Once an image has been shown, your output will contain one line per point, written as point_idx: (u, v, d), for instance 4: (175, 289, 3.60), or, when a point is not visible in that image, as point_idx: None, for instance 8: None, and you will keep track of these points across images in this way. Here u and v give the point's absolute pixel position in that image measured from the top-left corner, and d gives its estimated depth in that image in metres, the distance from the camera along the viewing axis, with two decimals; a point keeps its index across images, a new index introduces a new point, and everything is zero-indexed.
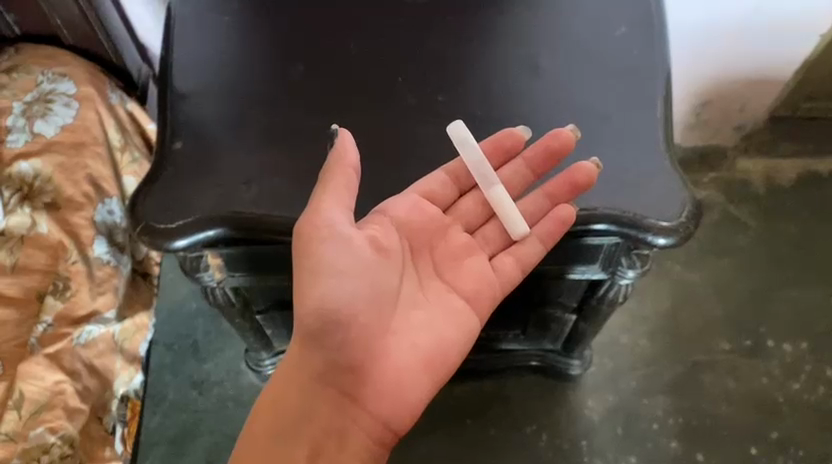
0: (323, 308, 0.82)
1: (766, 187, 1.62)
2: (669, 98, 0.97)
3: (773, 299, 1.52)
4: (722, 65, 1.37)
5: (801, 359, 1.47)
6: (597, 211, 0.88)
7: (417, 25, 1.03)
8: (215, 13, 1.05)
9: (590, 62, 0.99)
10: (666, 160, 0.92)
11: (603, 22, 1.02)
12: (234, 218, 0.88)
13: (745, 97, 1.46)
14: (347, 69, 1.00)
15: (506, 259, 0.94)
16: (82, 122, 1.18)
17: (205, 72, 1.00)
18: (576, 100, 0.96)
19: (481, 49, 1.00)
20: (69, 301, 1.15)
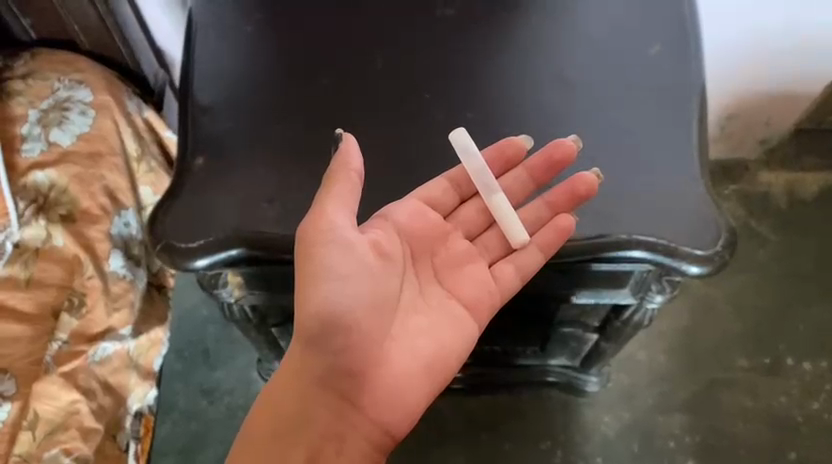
0: (323, 313, 0.83)
1: (787, 202, 1.56)
2: (704, 118, 0.97)
3: (793, 316, 1.49)
4: (747, 78, 1.35)
5: (820, 378, 1.44)
6: (631, 237, 0.87)
7: (436, 37, 1.02)
8: (235, 25, 1.05)
9: (623, 80, 0.98)
10: (701, 185, 0.92)
11: (639, 40, 1.01)
12: (255, 238, 0.88)
13: (769, 112, 1.45)
14: (365, 83, 0.99)
15: (506, 270, 0.93)
16: (99, 132, 1.17)
17: (224, 86, 1.00)
18: (606, 118, 0.95)
19: (502, 67, 0.99)
20: (85, 318, 1.13)
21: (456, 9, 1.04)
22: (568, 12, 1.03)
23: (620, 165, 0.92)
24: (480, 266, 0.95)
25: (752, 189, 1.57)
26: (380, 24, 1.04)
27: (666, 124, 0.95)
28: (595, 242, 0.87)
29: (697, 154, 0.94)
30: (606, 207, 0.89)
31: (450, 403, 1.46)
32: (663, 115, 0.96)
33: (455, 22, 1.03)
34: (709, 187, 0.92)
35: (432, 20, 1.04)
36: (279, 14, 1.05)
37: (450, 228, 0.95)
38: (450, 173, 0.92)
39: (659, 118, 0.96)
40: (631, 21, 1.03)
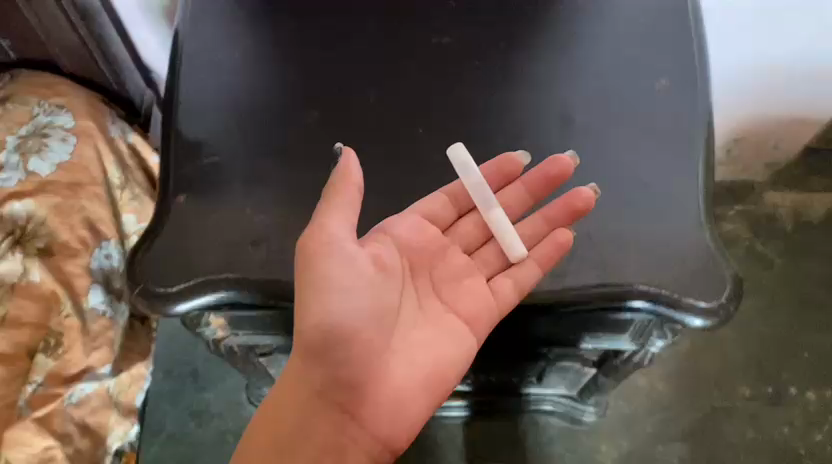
0: (322, 323, 0.76)
1: (793, 223, 1.52)
2: (709, 163, 0.88)
3: (798, 344, 1.43)
4: (754, 101, 1.32)
5: (825, 409, 1.38)
6: (633, 287, 0.79)
7: (423, 36, 0.97)
8: (221, 39, 0.98)
9: (625, 120, 0.90)
10: (704, 234, 0.83)
11: (643, 75, 0.93)
12: (248, 280, 0.80)
13: (777, 135, 1.41)
14: (347, 81, 0.94)
15: (504, 282, 0.84)
16: (80, 161, 1.14)
17: (206, 105, 0.93)
18: (607, 158, 0.87)
19: (508, 96, 0.92)
20: (61, 359, 1.12)
21: (458, 33, 0.97)
22: (571, 35, 0.96)
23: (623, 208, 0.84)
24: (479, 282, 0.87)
25: (758, 209, 1.53)
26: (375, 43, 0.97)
27: (670, 166, 0.87)
28: (593, 294, 0.79)
29: (700, 204, 0.85)
30: (605, 254, 0.81)
31: (443, 425, 1.41)
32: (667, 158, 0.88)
33: (456, 47, 0.96)
34: (714, 240, 0.83)
35: (431, 43, 0.97)
36: (269, 31, 0.98)
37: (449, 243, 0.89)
38: (450, 185, 0.86)
39: (663, 158, 0.88)
40: (635, 49, 0.95)
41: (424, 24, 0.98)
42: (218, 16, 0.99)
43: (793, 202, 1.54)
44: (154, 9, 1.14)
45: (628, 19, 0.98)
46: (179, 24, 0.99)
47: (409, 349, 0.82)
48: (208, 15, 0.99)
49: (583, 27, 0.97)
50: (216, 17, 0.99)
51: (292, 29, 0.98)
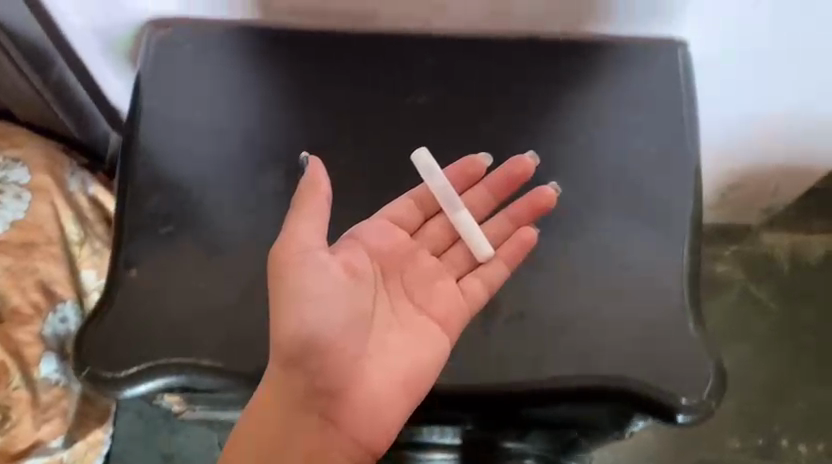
0: (296, 329, 0.64)
1: (790, 264, 1.37)
2: (700, 209, 0.77)
3: (790, 392, 1.29)
4: (749, 153, 1.04)
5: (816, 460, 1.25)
6: (595, 383, 0.70)
7: (362, 21, 0.84)
8: (183, 60, 0.82)
9: (613, 184, 0.77)
10: (689, 319, 0.72)
11: (634, 126, 0.79)
12: (210, 368, 0.69)
13: (773, 185, 1.15)
14: (276, 64, 0.81)
15: (472, 283, 0.72)
16: (35, 219, 0.91)
17: (177, 148, 0.78)
18: (586, 235, 0.75)
19: (462, 101, 0.80)
20: (6, 435, 0.93)
21: (436, 88, 0.81)
22: (546, 70, 0.81)
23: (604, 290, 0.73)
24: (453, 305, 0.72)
25: (755, 251, 1.36)
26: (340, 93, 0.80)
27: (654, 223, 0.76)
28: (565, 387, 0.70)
29: (685, 268, 0.74)
30: (583, 342, 0.71)
31: None
32: (653, 225, 0.76)
33: (432, 106, 0.80)
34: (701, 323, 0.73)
35: (402, 97, 0.80)
36: (253, 80, 0.81)
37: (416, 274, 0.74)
38: (414, 191, 0.75)
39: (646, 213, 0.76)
40: (616, 81, 0.82)
41: (397, 65, 0.82)
42: (193, 56, 0.82)
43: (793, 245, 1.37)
44: (118, 45, 0.87)
45: (609, 46, 0.83)
46: (142, 65, 0.82)
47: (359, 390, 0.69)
48: (179, 57, 0.82)
49: (562, 60, 0.82)
50: (192, 60, 0.82)
51: (275, 81, 0.81)
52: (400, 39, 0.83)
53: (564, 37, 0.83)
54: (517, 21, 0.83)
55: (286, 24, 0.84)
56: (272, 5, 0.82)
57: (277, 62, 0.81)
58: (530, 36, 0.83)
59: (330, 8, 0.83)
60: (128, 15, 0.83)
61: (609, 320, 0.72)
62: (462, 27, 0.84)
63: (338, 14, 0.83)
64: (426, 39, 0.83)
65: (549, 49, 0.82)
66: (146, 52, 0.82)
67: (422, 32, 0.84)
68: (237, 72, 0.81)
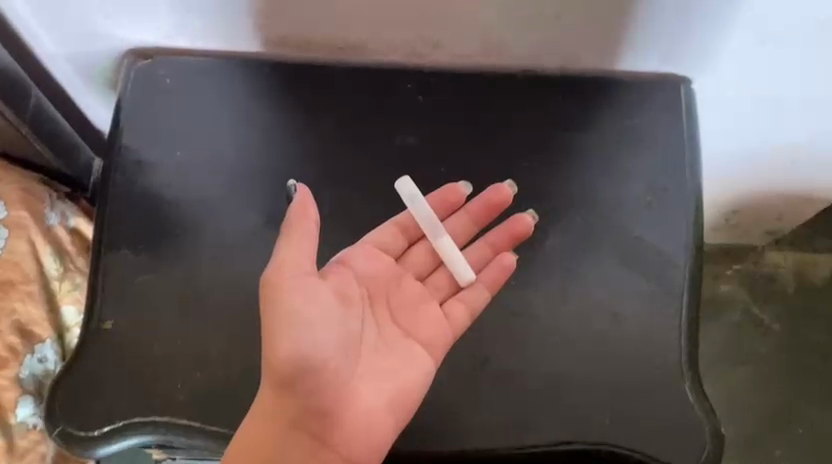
0: (292, 354, 0.58)
1: (795, 286, 1.33)
2: (700, 254, 0.73)
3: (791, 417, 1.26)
4: (754, 182, 1.00)
5: None
6: (589, 449, 0.67)
7: (347, 55, 0.79)
8: (162, 96, 0.78)
9: (608, 224, 0.73)
10: (686, 380, 0.69)
11: (632, 157, 0.76)
12: (188, 426, 0.66)
13: (780, 209, 1.11)
14: (256, 102, 0.77)
15: (454, 307, 0.69)
16: (10, 256, 0.80)
17: (161, 186, 0.75)
18: (577, 281, 0.71)
19: (449, 142, 0.76)
20: None
21: (422, 127, 0.77)
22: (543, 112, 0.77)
23: (598, 349, 0.69)
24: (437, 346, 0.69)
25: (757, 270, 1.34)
26: (324, 135, 0.76)
27: (656, 277, 0.72)
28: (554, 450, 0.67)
29: (684, 324, 0.71)
30: (575, 406, 0.68)
31: None
32: (649, 269, 0.72)
33: (421, 150, 0.76)
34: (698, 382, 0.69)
35: (389, 140, 0.76)
36: (239, 119, 0.77)
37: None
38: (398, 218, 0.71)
39: (647, 267, 0.72)
40: (614, 121, 0.77)
41: (383, 105, 0.78)
42: (178, 92, 0.78)
43: (796, 263, 1.34)
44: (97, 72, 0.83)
45: (609, 82, 0.78)
46: (122, 102, 0.77)
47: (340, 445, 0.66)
48: (162, 94, 0.78)
49: (558, 100, 0.77)
50: (176, 96, 0.78)
51: (261, 118, 0.77)
52: (387, 76, 0.78)
53: (562, 74, 0.79)
54: (513, 58, 0.78)
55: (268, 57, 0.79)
56: (248, 36, 0.77)
57: (261, 98, 0.77)
58: (525, 74, 0.78)
59: (314, 43, 0.77)
60: (104, 44, 0.78)
61: (602, 383, 0.68)
62: (455, 63, 0.79)
63: (322, 49, 0.78)
64: (415, 76, 0.78)
65: (545, 89, 0.78)
66: (126, 87, 0.78)
67: (411, 67, 0.79)
68: (220, 103, 0.77)
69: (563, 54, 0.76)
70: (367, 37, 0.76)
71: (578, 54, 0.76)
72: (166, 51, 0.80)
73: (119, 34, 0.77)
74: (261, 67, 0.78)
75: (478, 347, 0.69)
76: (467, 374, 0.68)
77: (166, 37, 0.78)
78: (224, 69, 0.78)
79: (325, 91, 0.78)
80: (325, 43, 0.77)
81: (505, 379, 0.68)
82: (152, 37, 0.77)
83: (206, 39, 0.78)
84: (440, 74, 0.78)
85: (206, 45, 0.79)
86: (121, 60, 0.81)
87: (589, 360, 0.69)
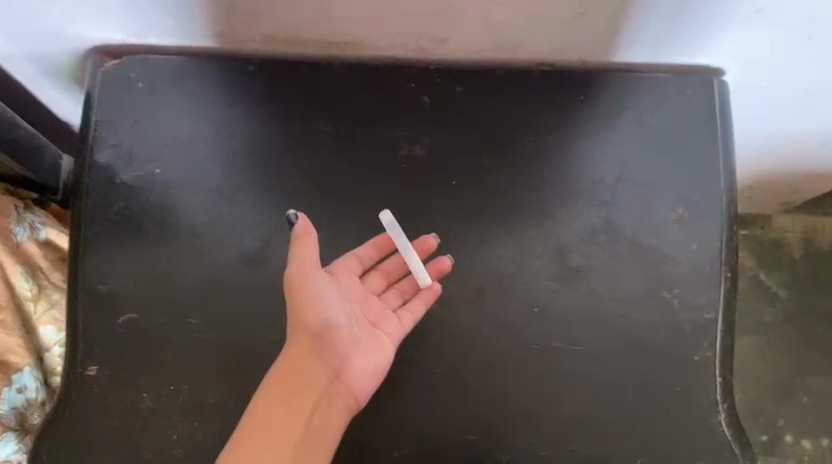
0: (317, 321, 0.59)
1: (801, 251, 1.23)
2: (734, 275, 0.67)
3: (796, 385, 1.18)
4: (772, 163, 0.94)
5: (820, 457, 1.15)
6: None
7: (341, 50, 0.69)
8: (132, 99, 0.68)
9: (635, 241, 0.67)
10: (720, 414, 0.65)
11: (660, 162, 0.69)
12: None
13: (798, 184, 1.03)
14: (241, 109, 0.69)
15: (404, 313, 0.64)
16: None
17: (139, 207, 0.67)
18: (604, 307, 0.66)
19: (461, 152, 0.68)
20: None
21: (429, 134, 0.69)
22: (562, 116, 0.69)
23: (626, 386, 0.65)
24: (453, 387, 0.65)
25: (763, 236, 1.24)
26: (320, 148, 0.68)
27: (686, 305, 0.66)
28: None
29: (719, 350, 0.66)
30: (605, 447, 0.64)
31: None
32: (681, 291, 0.67)
33: (430, 163, 0.68)
34: (734, 414, 0.65)
35: (393, 151, 0.68)
36: (226, 130, 0.68)
37: (412, 357, 0.65)
38: (354, 252, 0.65)
39: (677, 292, 0.66)
40: (638, 125, 0.69)
41: (384, 110, 0.69)
42: (155, 99, 0.69)
43: (805, 227, 1.24)
44: (57, 70, 0.72)
45: (633, 81, 0.69)
46: (93, 112, 0.68)
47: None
48: (136, 100, 0.68)
49: (577, 101, 0.69)
50: (154, 103, 0.69)
51: (248, 130, 0.68)
52: (387, 76, 0.69)
53: (583, 67, 0.70)
54: (528, 52, 0.69)
55: (250, 53, 0.70)
56: (226, 34, 0.67)
57: (248, 106, 0.69)
58: (540, 69, 0.70)
59: (303, 40, 0.68)
60: (65, 44, 0.68)
61: (633, 421, 0.64)
62: (463, 57, 0.70)
63: (313, 44, 0.69)
64: (418, 74, 0.70)
65: (563, 87, 0.69)
66: (96, 95, 0.68)
67: (415, 64, 0.70)
68: (198, 106, 0.68)
69: (584, 48, 0.68)
70: (365, 32, 0.66)
71: (600, 49, 0.68)
72: (137, 48, 0.70)
73: (81, 33, 0.66)
74: (244, 68, 0.69)
75: (499, 387, 0.65)
76: (488, 415, 0.64)
77: (135, 35, 0.68)
78: (205, 72, 0.69)
79: (318, 96, 0.69)
80: (316, 39, 0.68)
81: (531, 420, 0.64)
82: (120, 34, 0.67)
83: (176, 35, 0.68)
84: (446, 71, 0.70)
85: (182, 42, 0.69)
86: (86, 59, 0.70)
87: (619, 398, 0.65)
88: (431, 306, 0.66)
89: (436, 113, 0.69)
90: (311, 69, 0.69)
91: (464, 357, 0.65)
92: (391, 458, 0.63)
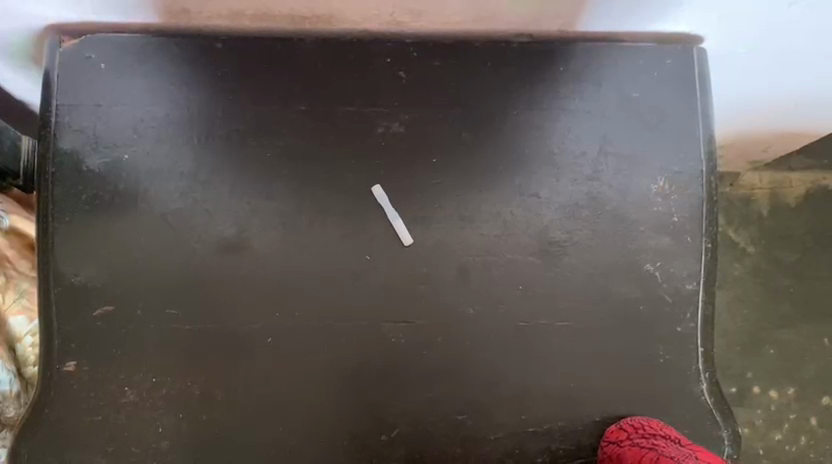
0: None
1: (770, 207, 1.25)
2: (715, 246, 0.68)
3: (763, 338, 1.21)
4: (746, 124, 0.94)
5: (786, 407, 1.19)
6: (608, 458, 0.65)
7: (312, 25, 0.67)
8: (94, 81, 0.65)
9: (617, 213, 0.67)
10: (703, 383, 0.66)
11: (639, 134, 0.68)
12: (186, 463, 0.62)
13: (769, 142, 1.04)
14: (210, 90, 0.66)
15: None
16: None
17: (109, 192, 0.64)
18: (588, 281, 0.66)
19: (441, 129, 0.67)
20: None
21: (407, 110, 0.67)
22: (543, 89, 0.67)
23: (612, 360, 0.65)
24: (441, 368, 0.64)
25: (732, 193, 1.25)
26: (297, 128, 0.66)
27: (669, 277, 0.67)
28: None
29: (701, 319, 0.67)
30: (592, 420, 0.65)
31: None
32: (663, 262, 0.67)
33: (409, 139, 0.66)
34: (715, 383, 0.67)
35: (371, 129, 0.66)
36: (196, 112, 0.65)
37: (399, 341, 0.64)
38: None
39: (660, 264, 0.67)
40: (619, 98, 0.68)
41: (360, 86, 0.67)
42: (120, 81, 0.65)
43: (772, 182, 1.25)
44: (10, 48, 0.68)
45: (614, 50, 0.68)
46: (53, 95, 0.65)
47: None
48: (98, 82, 0.65)
49: (557, 73, 0.67)
50: (118, 85, 0.65)
51: (219, 112, 0.66)
52: (361, 50, 0.67)
53: (561, 38, 0.68)
54: (506, 24, 0.67)
55: (217, 30, 0.67)
56: (190, 12, 0.64)
57: (218, 86, 0.66)
58: (519, 40, 0.68)
59: (272, 15, 0.65)
60: (17, 25, 0.64)
61: (619, 395, 0.65)
62: (439, 30, 0.68)
63: (282, 20, 0.66)
64: (394, 48, 0.67)
65: (543, 58, 0.67)
66: (55, 76, 0.65)
67: (389, 39, 0.68)
68: (164, 87, 0.65)
69: (564, 19, 0.66)
70: (338, 9, 0.64)
71: (582, 20, 0.66)
72: (95, 26, 0.65)
73: (35, 13, 0.62)
74: (212, 45, 0.66)
75: (487, 367, 0.65)
76: (477, 395, 0.64)
77: (93, 13, 0.63)
78: (172, 51, 0.65)
79: (291, 73, 0.66)
80: (286, 15, 0.65)
81: (520, 398, 0.64)
82: (76, 14, 0.63)
83: (137, 13, 0.64)
84: (422, 45, 0.68)
85: (143, 21, 0.65)
86: (42, 37, 0.66)
87: (605, 372, 0.65)
88: (416, 288, 0.65)
89: (414, 88, 0.67)
90: (283, 45, 0.67)
91: (452, 338, 0.65)
92: (381, 440, 0.63)
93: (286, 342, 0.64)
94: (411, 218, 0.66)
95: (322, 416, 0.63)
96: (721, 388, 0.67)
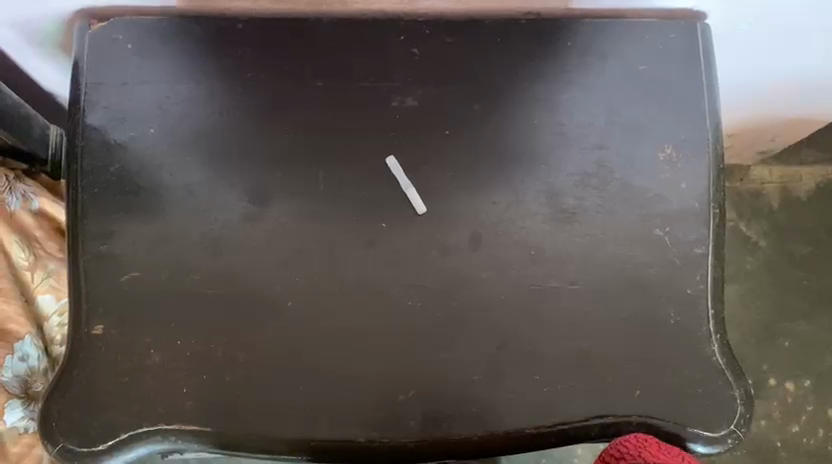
0: None
1: (782, 200, 1.26)
2: (722, 212, 0.70)
3: (777, 330, 1.21)
4: (753, 110, 0.96)
5: (802, 399, 1.18)
6: (630, 418, 0.64)
7: (329, 6, 0.70)
8: (120, 60, 0.68)
9: (625, 180, 0.69)
10: (714, 345, 0.67)
11: (646, 106, 0.70)
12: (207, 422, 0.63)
13: (778, 129, 1.05)
14: (231, 67, 0.69)
15: None
16: None
17: (136, 165, 0.67)
18: (599, 247, 0.68)
19: (453, 102, 0.69)
20: None
21: (420, 84, 0.69)
22: (551, 63, 0.70)
23: (624, 323, 0.66)
24: (456, 330, 0.66)
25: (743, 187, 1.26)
26: (314, 103, 0.69)
27: (678, 242, 0.68)
28: (585, 425, 0.64)
29: (711, 283, 0.68)
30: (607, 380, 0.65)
31: None
32: (671, 227, 0.69)
33: (422, 111, 0.69)
34: (726, 346, 0.67)
35: (386, 103, 0.69)
36: (217, 89, 0.68)
37: (414, 305, 0.66)
38: None
39: (669, 230, 0.68)
40: (625, 71, 0.70)
41: (375, 62, 0.69)
42: (144, 60, 0.68)
43: (782, 175, 1.26)
44: (40, 35, 0.71)
45: (620, 26, 0.71)
46: (83, 74, 0.68)
47: (364, 443, 0.63)
48: (123, 62, 0.68)
49: (564, 49, 0.70)
50: (143, 64, 0.68)
51: (241, 89, 0.68)
52: (376, 29, 0.70)
53: (566, 16, 0.71)
54: (514, 2, 0.70)
55: (239, 13, 0.70)
56: None
57: (239, 65, 0.69)
58: (527, 18, 0.71)
59: None
60: (47, 9, 0.67)
61: (631, 355, 0.66)
62: (450, 9, 0.71)
63: None
64: (407, 27, 0.70)
65: (550, 34, 0.70)
66: (85, 57, 0.68)
67: (402, 19, 0.71)
68: (187, 66, 0.68)
69: None
70: None
71: None
72: (124, 10, 0.69)
73: None
74: (233, 26, 0.69)
75: (501, 330, 0.66)
76: (493, 356, 0.65)
77: None
78: (195, 33, 0.69)
79: (309, 50, 0.69)
80: None
81: (534, 358, 0.65)
82: None
83: None
84: (434, 24, 0.71)
85: (168, 3, 0.69)
86: (70, 23, 0.70)
87: (618, 335, 0.66)
88: (430, 253, 0.67)
89: (427, 64, 0.70)
90: (301, 26, 0.70)
91: (466, 302, 0.66)
92: (399, 401, 0.64)
93: (305, 306, 0.65)
94: (425, 187, 0.68)
95: (340, 378, 0.64)
96: (731, 350, 0.68)
